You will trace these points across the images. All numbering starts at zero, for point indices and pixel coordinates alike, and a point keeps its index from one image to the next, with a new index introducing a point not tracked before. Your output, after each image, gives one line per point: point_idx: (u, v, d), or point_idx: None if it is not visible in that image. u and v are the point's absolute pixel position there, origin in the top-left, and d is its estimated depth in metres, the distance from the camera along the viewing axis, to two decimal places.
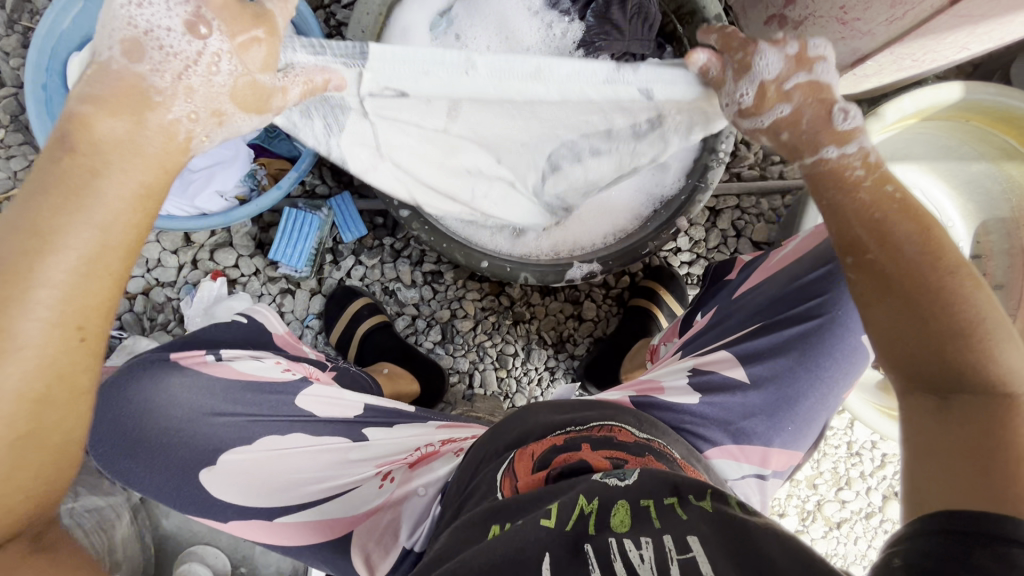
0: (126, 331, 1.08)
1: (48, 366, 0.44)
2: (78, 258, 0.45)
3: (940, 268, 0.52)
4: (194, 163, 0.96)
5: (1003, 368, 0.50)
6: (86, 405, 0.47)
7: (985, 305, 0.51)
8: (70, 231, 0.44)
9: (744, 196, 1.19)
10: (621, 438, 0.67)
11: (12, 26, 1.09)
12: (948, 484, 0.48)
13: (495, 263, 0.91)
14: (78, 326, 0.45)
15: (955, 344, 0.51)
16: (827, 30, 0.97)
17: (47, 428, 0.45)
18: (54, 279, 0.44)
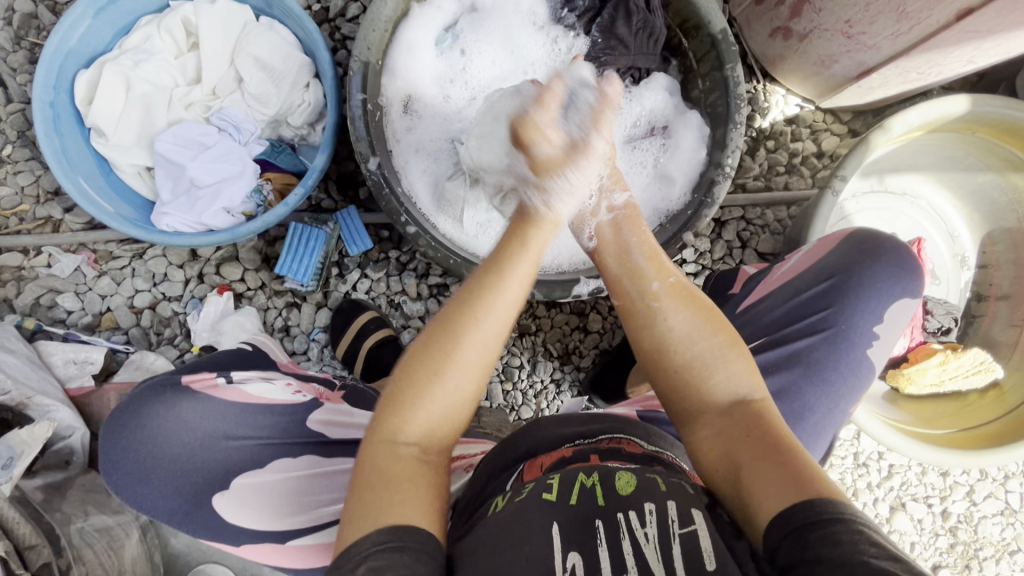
0: (134, 345, 1.08)
1: (405, 407, 0.59)
2: (441, 321, 0.62)
3: (650, 304, 0.68)
4: (202, 179, 0.96)
5: (706, 381, 0.64)
6: (453, 424, 0.61)
7: (689, 330, 0.66)
8: (496, 294, 0.63)
9: (749, 206, 1.19)
10: (629, 448, 0.67)
11: (19, 43, 1.09)
12: (765, 485, 0.54)
13: None
14: (477, 362, 0.61)
15: (673, 366, 0.65)
16: (832, 43, 0.97)
17: (400, 433, 0.59)
18: (469, 340, 0.61)
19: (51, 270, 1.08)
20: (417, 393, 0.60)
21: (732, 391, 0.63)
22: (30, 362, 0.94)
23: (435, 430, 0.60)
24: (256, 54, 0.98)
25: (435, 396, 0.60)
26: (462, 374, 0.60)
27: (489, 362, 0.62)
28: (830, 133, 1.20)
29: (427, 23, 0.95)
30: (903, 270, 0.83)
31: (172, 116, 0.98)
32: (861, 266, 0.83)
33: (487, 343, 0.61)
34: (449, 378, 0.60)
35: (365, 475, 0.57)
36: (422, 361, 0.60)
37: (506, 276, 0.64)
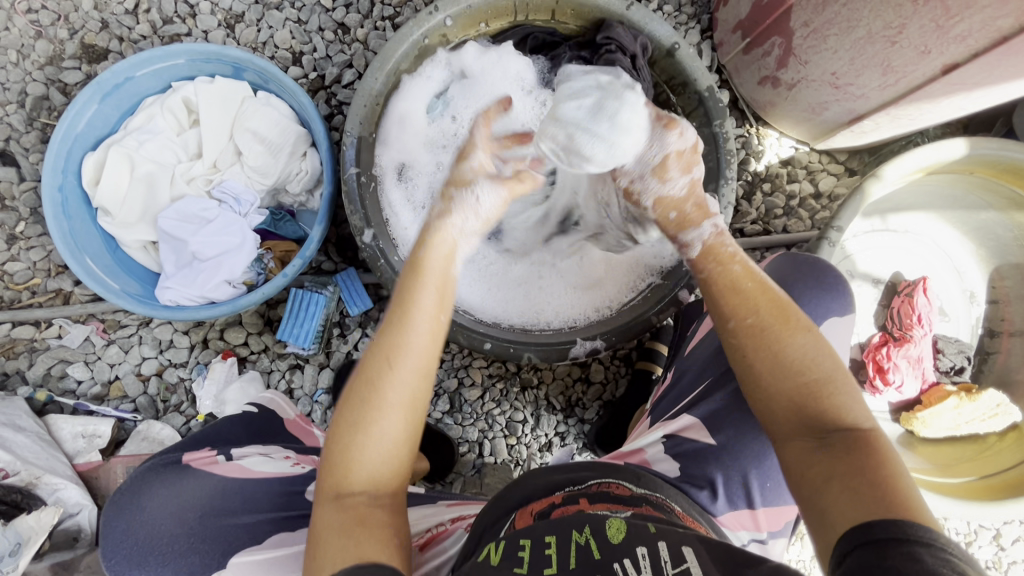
0: (141, 413, 1.10)
1: (335, 440, 0.58)
2: (365, 352, 0.60)
3: (762, 332, 0.63)
4: (203, 252, 0.98)
5: (822, 405, 0.59)
6: (395, 464, 0.59)
7: (804, 356, 0.61)
8: (412, 319, 0.60)
9: (748, 250, 1.18)
10: (617, 493, 0.67)
11: (31, 123, 1.14)
12: (852, 503, 0.51)
13: (498, 343, 0.90)
14: (416, 396, 0.59)
15: (777, 391, 0.61)
16: (822, 93, 0.98)
17: (342, 481, 0.57)
18: (402, 376, 0.58)
19: (62, 341, 1.11)
20: (358, 448, 0.57)
21: (841, 416, 0.58)
22: (40, 438, 0.96)
23: (379, 477, 0.58)
24: (254, 128, 1.02)
25: (366, 436, 0.57)
26: (388, 418, 0.58)
27: (415, 402, 0.59)
28: (826, 174, 1.20)
29: (416, 93, 0.97)
30: (828, 284, 0.80)
31: (175, 192, 1.01)
32: (782, 286, 0.81)
33: (419, 378, 0.59)
34: (379, 426, 0.57)
35: (319, 517, 0.57)
36: (351, 415, 0.58)
37: (429, 306, 0.62)
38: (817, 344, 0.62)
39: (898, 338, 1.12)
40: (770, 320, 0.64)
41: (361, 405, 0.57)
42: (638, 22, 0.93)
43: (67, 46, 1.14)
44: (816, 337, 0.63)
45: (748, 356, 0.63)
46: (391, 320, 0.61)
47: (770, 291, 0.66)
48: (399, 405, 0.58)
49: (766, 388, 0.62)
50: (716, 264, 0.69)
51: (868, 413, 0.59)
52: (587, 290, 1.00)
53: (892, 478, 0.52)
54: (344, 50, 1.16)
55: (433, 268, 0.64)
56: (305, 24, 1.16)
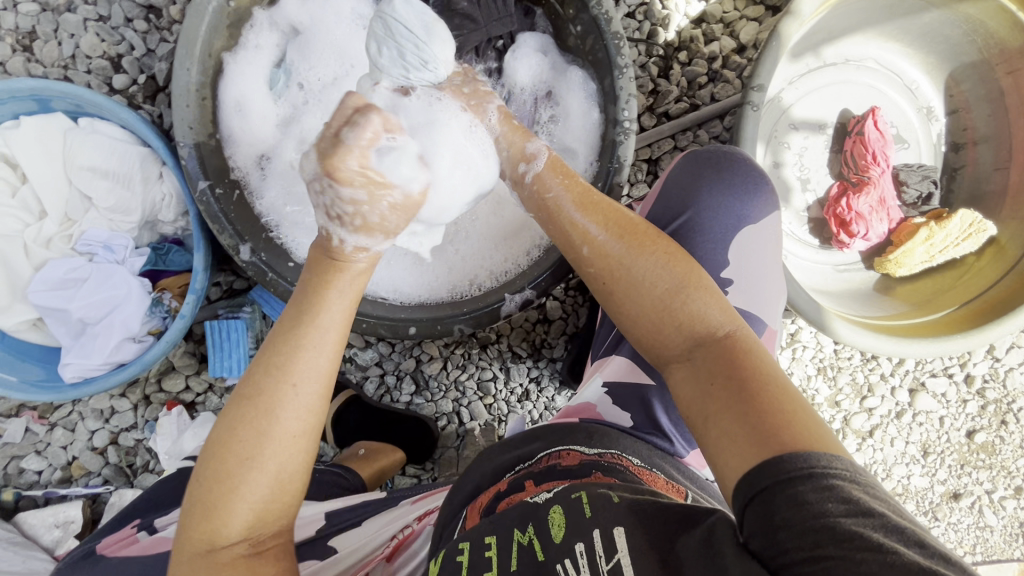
0: (112, 484, 1.07)
1: (211, 490, 0.51)
2: (243, 393, 0.53)
3: (608, 260, 0.58)
4: (91, 316, 0.90)
5: (682, 320, 0.53)
6: (275, 510, 0.53)
7: (648, 274, 0.56)
8: (298, 354, 0.53)
9: (680, 133, 1.06)
10: (567, 463, 0.59)
11: None
12: (728, 440, 0.44)
13: (423, 324, 0.83)
14: (303, 430, 0.53)
15: (639, 315, 0.55)
16: None
17: (215, 539, 0.51)
18: (286, 411, 0.52)
19: (4, 440, 1.06)
20: (235, 496, 0.51)
21: (702, 325, 0.53)
22: (12, 544, 0.95)
23: (262, 520, 0.53)
24: (90, 163, 0.89)
25: (245, 483, 0.51)
26: (275, 457, 0.52)
27: (294, 451, 0.53)
28: (746, 21, 1.05)
29: (250, 69, 0.82)
30: (734, 182, 0.70)
31: (35, 260, 0.91)
32: (684, 195, 0.71)
33: (303, 409, 0.53)
34: (257, 472, 0.52)
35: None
36: (216, 467, 0.52)
37: (320, 336, 0.54)
38: (667, 253, 0.57)
39: (857, 184, 1.02)
40: (617, 240, 0.58)
41: (231, 454, 0.51)
42: None
43: None
44: (665, 248, 0.57)
45: (604, 287, 0.58)
46: (267, 362, 0.53)
47: (610, 206, 0.61)
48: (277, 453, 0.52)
49: (635, 322, 0.56)
50: (549, 187, 0.64)
51: (727, 312, 0.53)
52: (511, 234, 0.90)
53: (763, 389, 0.46)
54: (165, 37, 0.99)
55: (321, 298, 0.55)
56: (109, 20, 0.98)
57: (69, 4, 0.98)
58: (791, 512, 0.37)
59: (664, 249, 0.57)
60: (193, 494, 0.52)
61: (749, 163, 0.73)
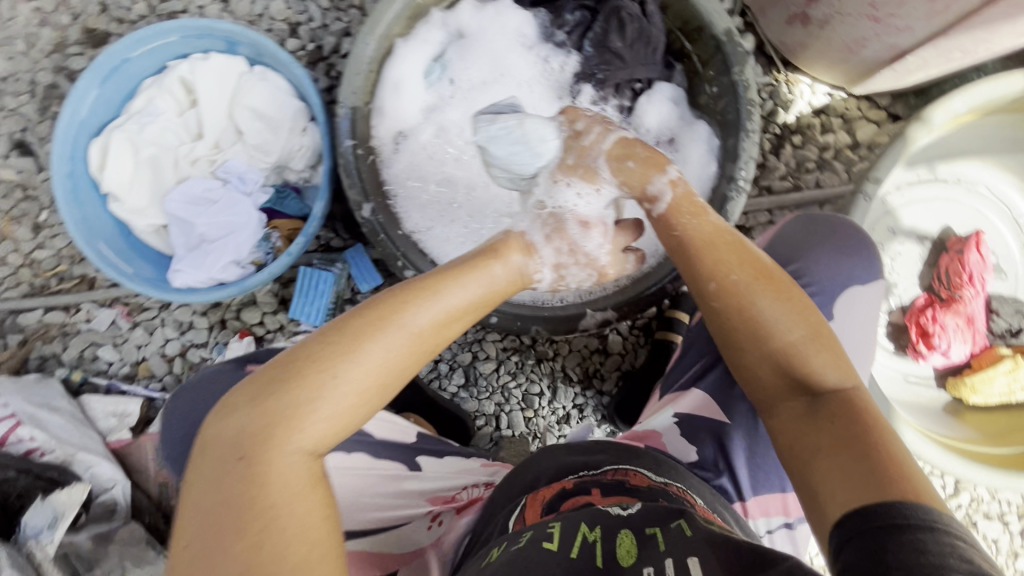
0: (169, 392, 1.13)
1: (297, 398, 0.49)
2: (372, 314, 0.54)
3: (738, 295, 0.60)
4: (211, 234, 0.99)
5: (806, 369, 0.56)
6: (337, 441, 0.52)
7: (778, 319, 0.58)
8: (432, 300, 0.57)
9: (777, 209, 1.10)
10: (634, 483, 0.61)
11: (44, 112, 1.15)
12: (846, 490, 0.47)
13: (504, 317, 0.87)
14: (400, 368, 0.54)
15: (763, 352, 0.58)
16: (856, 28, 0.88)
17: (282, 451, 0.48)
18: (397, 344, 0.54)
19: (91, 325, 1.15)
20: (305, 414, 0.49)
21: (821, 379, 0.55)
22: (74, 417, 1.01)
23: (325, 448, 0.51)
24: (252, 104, 1.00)
25: (337, 399, 0.50)
26: (366, 384, 0.52)
27: (368, 392, 0.52)
28: (865, 121, 1.09)
29: (414, 56, 0.92)
30: (849, 249, 0.74)
31: (180, 174, 1.01)
32: (793, 252, 0.74)
33: (410, 351, 0.54)
34: (331, 398, 0.50)
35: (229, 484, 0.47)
36: (294, 374, 0.50)
37: (459, 293, 0.59)
38: (800, 305, 0.59)
39: (946, 299, 1.02)
40: (750, 279, 0.60)
41: (315, 373, 0.50)
42: None
43: (70, 32, 1.14)
44: (799, 299, 0.59)
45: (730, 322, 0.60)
46: (388, 302, 0.55)
47: (746, 246, 0.63)
48: (359, 387, 0.51)
49: (756, 360, 0.58)
50: (682, 218, 0.67)
51: (847, 369, 0.56)
52: None
53: (885, 446, 0.49)
54: (340, 16, 1.12)
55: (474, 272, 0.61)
56: None
57: None
58: (911, 556, 0.40)
59: (798, 298, 0.59)
60: (254, 402, 0.50)
61: (864, 237, 0.76)
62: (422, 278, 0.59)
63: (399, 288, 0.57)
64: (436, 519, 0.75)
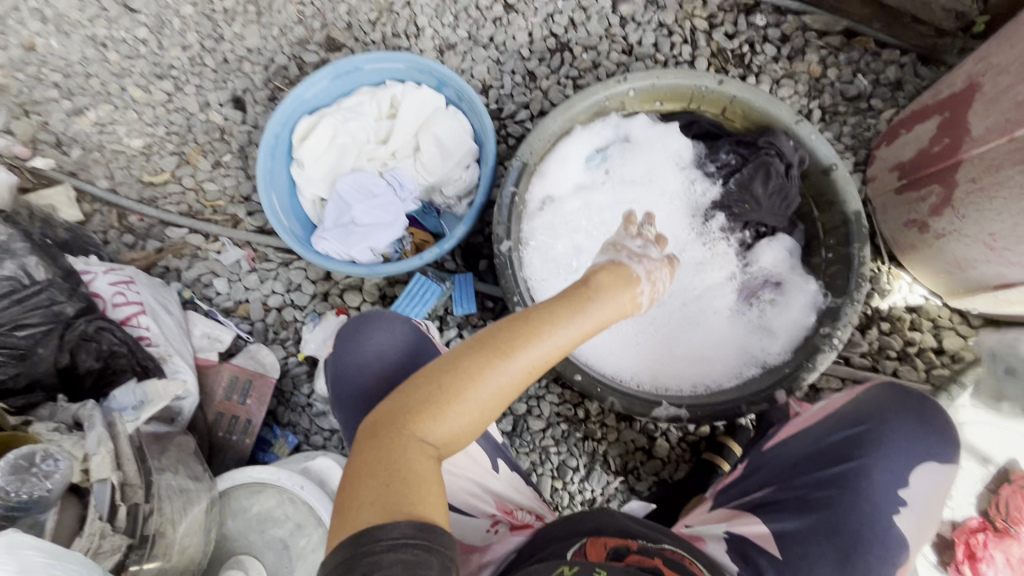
0: (254, 337, 1.24)
1: (441, 392, 0.62)
2: (504, 330, 0.65)
3: None
4: (361, 220, 1.13)
5: None
6: (465, 429, 0.63)
7: None
8: (556, 325, 0.66)
9: (849, 380, 1.15)
10: (694, 574, 0.62)
11: (267, 83, 1.39)
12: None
13: (587, 378, 0.94)
14: (522, 379, 0.64)
15: None
16: (970, 250, 0.98)
17: (422, 432, 0.61)
18: (524, 357, 0.64)
19: (219, 257, 1.30)
20: (438, 409, 0.61)
21: None
22: (179, 326, 1.12)
23: (455, 434, 0.62)
24: (437, 133, 1.19)
25: (472, 397, 0.62)
26: (497, 386, 0.63)
27: (502, 397, 0.64)
28: (954, 333, 1.16)
29: (584, 142, 1.09)
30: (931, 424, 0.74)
31: (357, 165, 1.19)
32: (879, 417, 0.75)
33: (533, 365, 0.64)
34: (460, 401, 0.62)
35: (378, 445, 0.60)
36: (444, 373, 0.62)
37: (581, 320, 0.68)
38: None
39: (998, 529, 1.00)
40: None
41: (449, 378, 0.62)
42: (802, 137, 1.00)
43: (316, 34, 1.40)
44: None
45: None
46: (513, 328, 0.65)
47: None
48: (483, 397, 0.62)
49: None
50: None
51: None
52: (688, 362, 0.99)
53: None
54: (526, 93, 1.33)
55: (595, 303, 0.70)
56: (501, 65, 1.35)
57: (485, 43, 1.37)
58: None
59: None
60: (415, 386, 0.63)
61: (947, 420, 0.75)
62: (548, 300, 0.69)
63: (528, 308, 0.68)
64: (493, 526, 0.81)
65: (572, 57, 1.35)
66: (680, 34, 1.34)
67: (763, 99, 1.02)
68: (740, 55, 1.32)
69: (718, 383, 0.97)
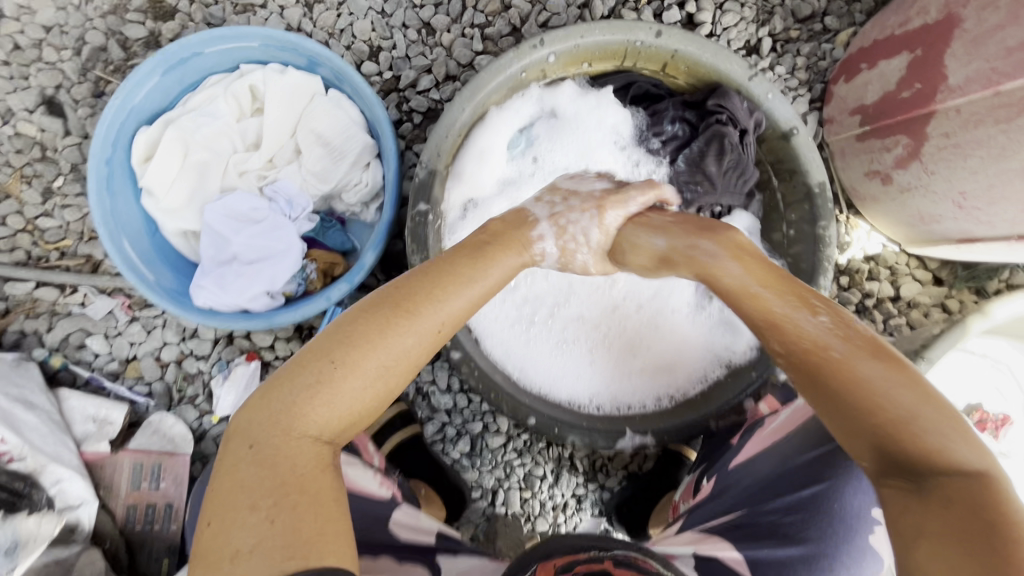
0: (155, 400, 1.06)
1: (318, 380, 0.53)
2: (385, 306, 0.56)
3: (825, 366, 0.53)
4: (245, 255, 0.92)
5: (915, 438, 0.48)
6: (357, 417, 0.56)
7: (885, 382, 0.51)
8: (443, 293, 0.59)
9: None
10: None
11: (84, 75, 1.06)
12: None
13: (543, 420, 0.83)
14: (411, 358, 0.57)
15: (876, 419, 0.50)
16: (937, 207, 0.89)
17: (305, 428, 0.52)
18: (407, 334, 0.55)
19: (84, 310, 1.06)
20: (321, 395, 0.53)
21: (947, 457, 0.47)
22: (50, 419, 0.92)
23: (347, 417, 0.54)
24: (318, 129, 0.95)
25: (351, 386, 0.54)
26: (386, 361, 0.55)
27: (392, 375, 0.56)
28: (911, 279, 1.11)
29: (502, 127, 0.89)
30: None
31: (226, 183, 0.95)
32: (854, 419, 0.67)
33: (421, 340, 0.57)
34: (346, 388, 0.54)
35: (257, 453, 0.50)
36: (325, 361, 0.53)
37: (469, 289, 0.61)
38: (903, 366, 0.51)
39: None
40: (860, 351, 0.53)
41: (326, 370, 0.53)
42: (757, 96, 0.85)
43: None
44: (915, 373, 0.51)
45: (823, 385, 0.53)
46: (409, 286, 0.58)
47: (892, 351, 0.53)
48: (378, 368, 0.55)
49: (848, 426, 0.52)
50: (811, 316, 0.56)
51: (977, 448, 0.48)
52: (648, 371, 0.90)
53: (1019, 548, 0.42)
54: (425, 52, 1.07)
55: (486, 260, 0.64)
56: (388, 17, 1.07)
57: None
58: None
59: (914, 371, 0.52)
60: (293, 375, 0.53)
61: None
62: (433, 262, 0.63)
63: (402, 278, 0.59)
64: None
65: None
66: None
67: (710, 52, 0.84)
68: None
69: (683, 390, 0.89)
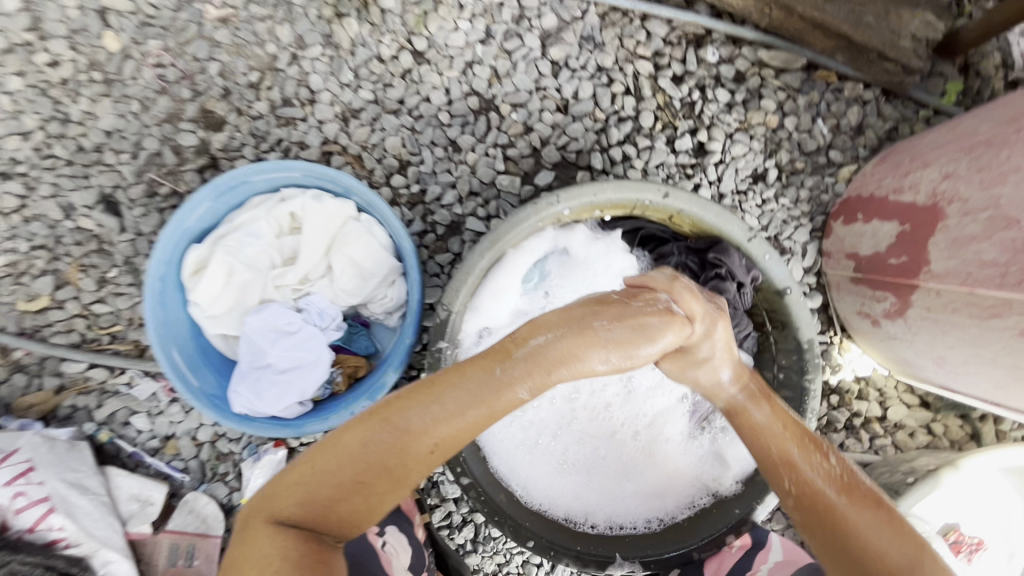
0: (190, 476, 1.17)
1: (309, 467, 0.65)
2: (378, 408, 0.66)
3: (810, 491, 0.69)
4: (279, 365, 1.02)
5: (873, 551, 0.64)
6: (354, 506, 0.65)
7: (861, 513, 0.66)
8: (436, 393, 0.66)
9: None
10: None
11: (139, 177, 1.16)
12: None
13: (541, 545, 0.92)
14: (412, 452, 0.65)
15: (844, 533, 0.66)
16: (920, 361, 0.95)
17: (286, 512, 0.64)
18: (413, 420, 0.65)
19: (131, 390, 1.17)
20: (308, 486, 0.64)
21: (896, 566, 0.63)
22: (101, 501, 1.03)
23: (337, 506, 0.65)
24: (349, 250, 1.04)
25: (321, 472, 0.64)
26: (367, 446, 0.64)
27: (387, 470, 0.65)
28: (899, 402, 1.18)
29: (518, 265, 0.97)
30: None
31: (265, 295, 1.05)
32: None
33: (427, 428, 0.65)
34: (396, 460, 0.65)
35: (255, 536, 0.63)
36: (321, 455, 0.65)
37: (457, 392, 0.66)
38: (872, 498, 0.68)
39: None
40: (836, 479, 0.69)
41: (330, 460, 0.64)
42: (755, 255, 0.91)
43: (187, 107, 1.16)
44: (884, 509, 0.67)
45: (801, 505, 0.69)
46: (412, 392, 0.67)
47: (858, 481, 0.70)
48: (371, 455, 0.64)
49: (827, 541, 0.67)
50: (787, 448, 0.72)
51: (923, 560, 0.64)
52: (639, 495, 0.99)
53: None
54: (450, 168, 1.16)
55: (494, 358, 0.68)
56: (418, 134, 1.16)
57: (396, 107, 1.16)
58: None
59: (877, 502, 0.67)
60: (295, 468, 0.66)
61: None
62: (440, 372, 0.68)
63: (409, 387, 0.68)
64: None
65: (500, 119, 1.16)
66: (621, 82, 1.16)
67: (713, 213, 0.91)
68: (690, 103, 1.16)
69: (672, 518, 0.97)
